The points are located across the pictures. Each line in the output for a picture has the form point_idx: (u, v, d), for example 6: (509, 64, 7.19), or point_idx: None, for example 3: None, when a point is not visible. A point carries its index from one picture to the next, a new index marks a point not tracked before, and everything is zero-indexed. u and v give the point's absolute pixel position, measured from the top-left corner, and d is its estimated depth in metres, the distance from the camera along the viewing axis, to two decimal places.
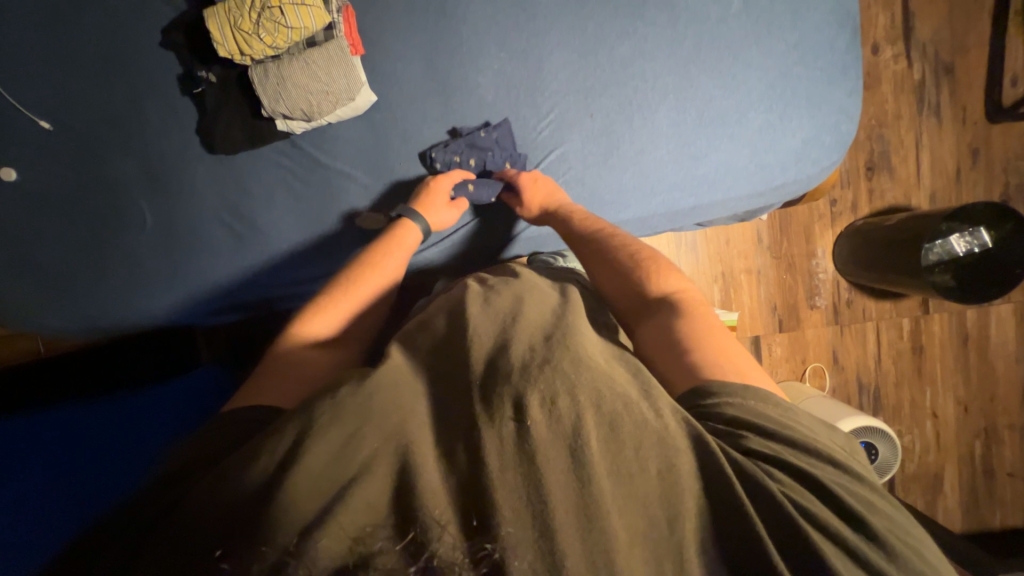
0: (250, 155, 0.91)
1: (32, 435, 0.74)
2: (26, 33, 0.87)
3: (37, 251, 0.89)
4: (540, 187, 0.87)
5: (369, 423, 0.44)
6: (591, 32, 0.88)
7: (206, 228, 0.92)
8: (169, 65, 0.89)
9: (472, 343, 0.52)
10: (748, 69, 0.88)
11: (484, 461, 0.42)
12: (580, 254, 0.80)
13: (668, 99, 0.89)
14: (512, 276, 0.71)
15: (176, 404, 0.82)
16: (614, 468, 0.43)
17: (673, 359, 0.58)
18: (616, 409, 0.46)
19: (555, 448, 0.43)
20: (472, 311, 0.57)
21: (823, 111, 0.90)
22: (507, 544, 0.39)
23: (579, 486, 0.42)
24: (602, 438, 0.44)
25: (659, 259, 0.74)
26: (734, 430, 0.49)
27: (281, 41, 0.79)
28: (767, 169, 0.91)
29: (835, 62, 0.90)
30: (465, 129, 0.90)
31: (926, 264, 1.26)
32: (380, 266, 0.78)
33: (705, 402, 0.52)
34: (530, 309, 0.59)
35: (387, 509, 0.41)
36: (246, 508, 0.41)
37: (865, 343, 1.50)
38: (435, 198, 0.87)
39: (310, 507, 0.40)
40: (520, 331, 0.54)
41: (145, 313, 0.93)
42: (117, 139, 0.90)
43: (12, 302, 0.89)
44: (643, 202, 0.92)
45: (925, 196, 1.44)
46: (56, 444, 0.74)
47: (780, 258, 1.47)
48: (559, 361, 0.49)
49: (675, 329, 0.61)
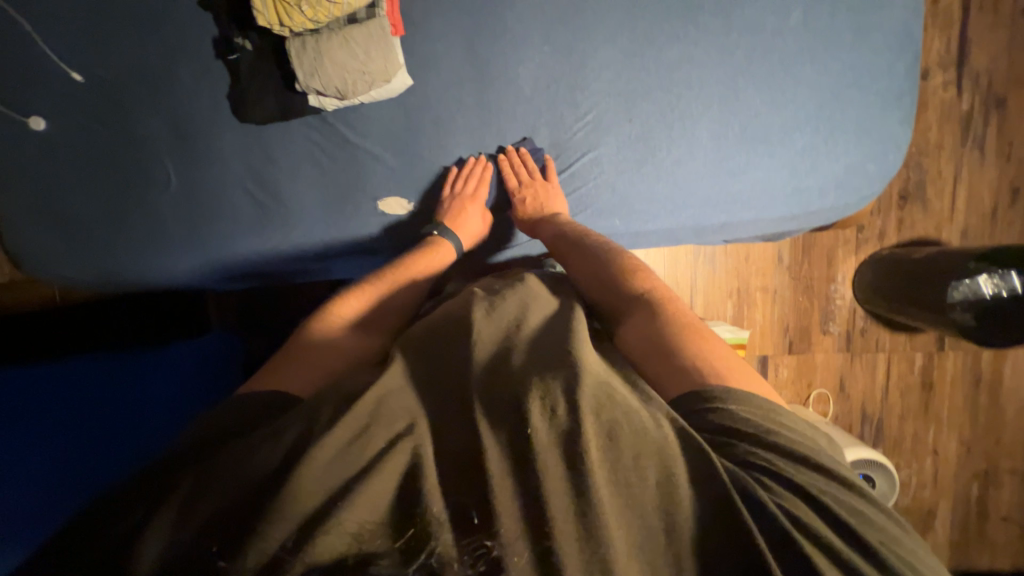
0: (277, 131, 0.92)
1: (54, 382, 0.75)
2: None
3: (59, 202, 0.91)
4: (531, 201, 0.90)
5: (379, 423, 0.46)
6: (640, 31, 0.85)
7: (230, 197, 0.93)
8: (207, 27, 0.89)
9: (476, 347, 0.53)
10: (796, 86, 0.85)
11: (486, 466, 0.42)
12: (577, 258, 0.79)
13: (711, 109, 0.86)
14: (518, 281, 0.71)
15: (191, 366, 0.85)
16: (613, 477, 0.43)
17: (660, 358, 0.58)
18: (615, 415, 0.46)
19: (556, 461, 0.42)
20: (478, 317, 0.58)
21: (869, 138, 0.87)
22: (507, 544, 0.39)
23: (576, 490, 0.41)
24: (600, 444, 0.44)
25: (634, 263, 0.75)
26: (728, 439, 0.48)
27: (321, 15, 0.78)
28: (805, 190, 0.89)
29: (891, 87, 0.86)
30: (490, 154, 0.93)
31: (949, 301, 1.21)
32: (406, 276, 0.80)
33: (701, 408, 0.51)
34: (535, 317, 0.60)
35: (387, 509, 0.41)
36: (250, 501, 0.42)
37: (874, 373, 1.48)
38: (465, 218, 0.91)
39: (312, 502, 0.40)
40: (521, 340, 0.55)
41: (163, 275, 0.94)
42: (147, 97, 0.90)
43: (33, 248, 0.91)
44: (675, 213, 0.90)
45: (957, 231, 1.41)
46: (73, 393, 0.75)
47: (799, 279, 1.45)
48: (561, 368, 0.49)
49: (654, 328, 0.61)
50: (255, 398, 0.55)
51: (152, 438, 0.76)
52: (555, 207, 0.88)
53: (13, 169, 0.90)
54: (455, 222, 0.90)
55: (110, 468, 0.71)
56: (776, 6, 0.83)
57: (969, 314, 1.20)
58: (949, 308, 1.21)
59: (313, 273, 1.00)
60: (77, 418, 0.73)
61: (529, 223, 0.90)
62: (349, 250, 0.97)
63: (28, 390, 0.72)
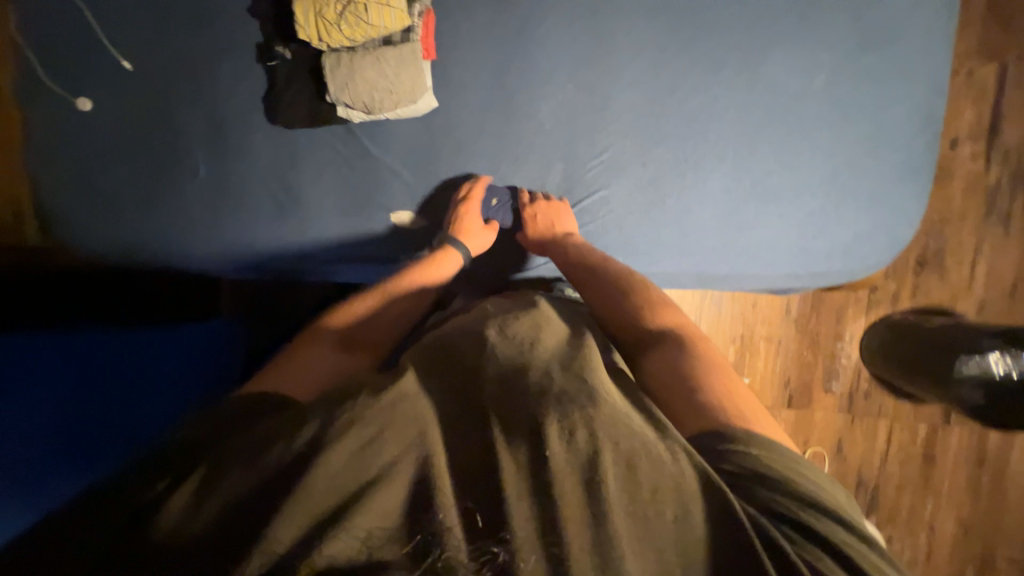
0: (303, 136, 0.95)
1: (66, 344, 0.75)
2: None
3: (91, 179, 0.96)
4: (541, 221, 0.89)
5: (391, 429, 0.46)
6: (665, 80, 0.87)
7: (251, 193, 0.96)
8: (253, 32, 0.93)
9: (489, 364, 0.53)
10: (812, 150, 0.86)
11: (502, 486, 0.44)
12: (590, 283, 0.80)
13: (725, 162, 0.87)
14: (529, 303, 0.70)
15: (194, 345, 0.83)
16: (630, 508, 0.44)
17: (683, 397, 0.58)
18: (633, 446, 0.46)
19: (571, 486, 0.44)
20: (493, 336, 0.57)
21: (879, 208, 0.87)
22: (513, 553, 0.41)
23: (592, 517, 0.43)
24: (619, 474, 0.45)
25: (654, 296, 0.77)
26: (746, 481, 0.48)
27: (358, 34, 0.82)
28: (810, 252, 0.89)
29: (908, 159, 0.86)
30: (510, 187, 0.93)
31: (957, 376, 1.19)
32: (415, 285, 0.82)
33: (720, 449, 0.51)
34: (549, 340, 0.59)
35: (399, 517, 0.42)
36: (258, 494, 0.43)
37: (874, 438, 1.47)
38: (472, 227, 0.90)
39: (323, 504, 0.42)
40: (539, 358, 0.54)
41: (179, 259, 0.98)
42: (186, 91, 0.96)
43: (63, 220, 0.96)
44: (679, 259, 0.90)
45: (970, 304, 1.40)
46: (80, 354, 0.74)
47: (805, 334, 1.45)
48: (578, 394, 0.49)
49: (678, 367, 0.62)
50: (257, 396, 0.55)
51: (152, 415, 0.74)
52: (564, 227, 0.88)
53: (56, 146, 0.95)
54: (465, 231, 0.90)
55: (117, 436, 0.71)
56: (802, 67, 0.84)
57: (978, 391, 1.18)
58: (956, 382, 1.19)
59: (320, 271, 0.99)
60: (78, 380, 0.72)
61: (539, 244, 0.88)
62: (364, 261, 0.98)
63: (42, 348, 0.73)
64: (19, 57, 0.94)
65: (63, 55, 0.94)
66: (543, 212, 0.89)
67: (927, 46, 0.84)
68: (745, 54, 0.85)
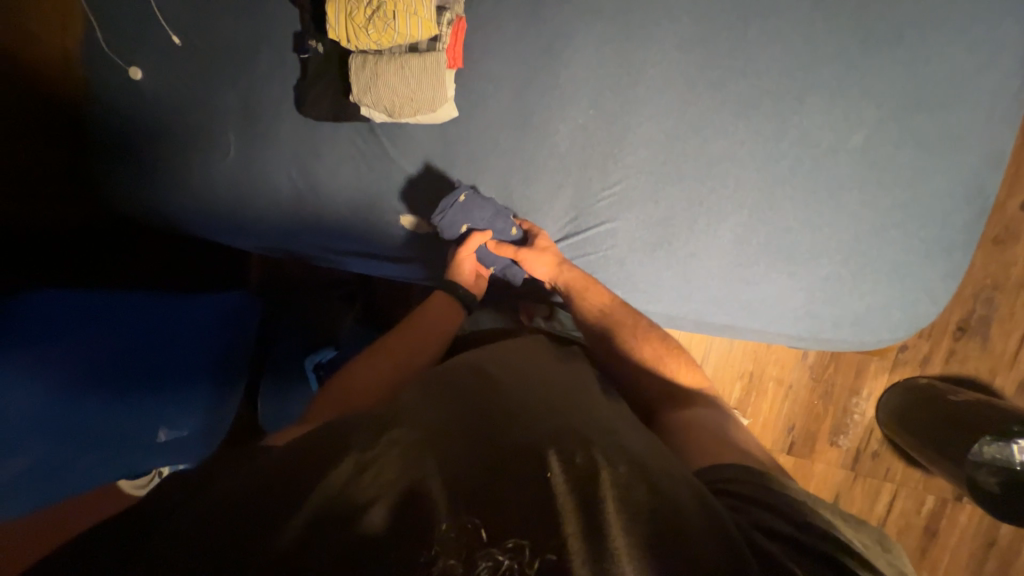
0: (326, 129, 0.99)
1: (109, 301, 0.76)
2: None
3: (137, 143, 1.04)
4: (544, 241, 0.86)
5: (391, 443, 0.46)
6: (690, 117, 0.82)
7: (276, 179, 1.02)
8: (293, 21, 0.98)
9: (488, 397, 0.55)
10: (838, 212, 0.79)
11: (505, 499, 0.42)
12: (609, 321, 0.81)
13: (741, 213, 0.82)
14: (537, 343, 0.75)
15: (213, 319, 0.83)
16: (633, 528, 0.41)
17: (693, 437, 0.63)
18: (633, 475, 0.46)
19: (577, 506, 0.41)
20: (497, 371, 0.61)
21: (906, 284, 0.79)
22: (521, 568, 0.37)
23: (597, 535, 0.39)
24: (620, 496, 0.43)
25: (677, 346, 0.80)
26: (754, 508, 0.48)
27: (386, 40, 0.80)
28: (819, 318, 0.82)
29: (941, 239, 0.78)
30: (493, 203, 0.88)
31: (974, 458, 1.15)
32: (432, 308, 0.83)
33: (728, 484, 0.52)
34: (548, 381, 0.62)
35: (396, 520, 0.39)
36: (263, 497, 0.41)
37: (875, 501, 1.40)
38: (464, 264, 0.87)
39: (324, 506, 0.40)
40: (534, 395, 0.57)
41: (203, 227, 1.05)
42: (227, 71, 1.02)
43: (108, 178, 1.05)
44: (677, 302, 0.86)
45: (1009, 381, 1.30)
46: (118, 313, 0.75)
47: (819, 382, 1.38)
48: (578, 427, 0.51)
49: (697, 416, 0.67)
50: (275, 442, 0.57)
51: (166, 390, 0.73)
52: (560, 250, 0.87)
53: (110, 112, 1.04)
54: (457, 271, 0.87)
55: (130, 406, 0.68)
56: (842, 121, 0.78)
57: (993, 477, 1.14)
58: (972, 465, 1.15)
59: (329, 262, 1.03)
60: (115, 337, 0.71)
61: (524, 258, 0.85)
62: (369, 258, 1.00)
63: (87, 301, 0.74)
64: (88, 28, 1.02)
65: (126, 31, 1.03)
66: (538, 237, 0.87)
67: (986, 114, 0.76)
68: (780, 100, 0.79)
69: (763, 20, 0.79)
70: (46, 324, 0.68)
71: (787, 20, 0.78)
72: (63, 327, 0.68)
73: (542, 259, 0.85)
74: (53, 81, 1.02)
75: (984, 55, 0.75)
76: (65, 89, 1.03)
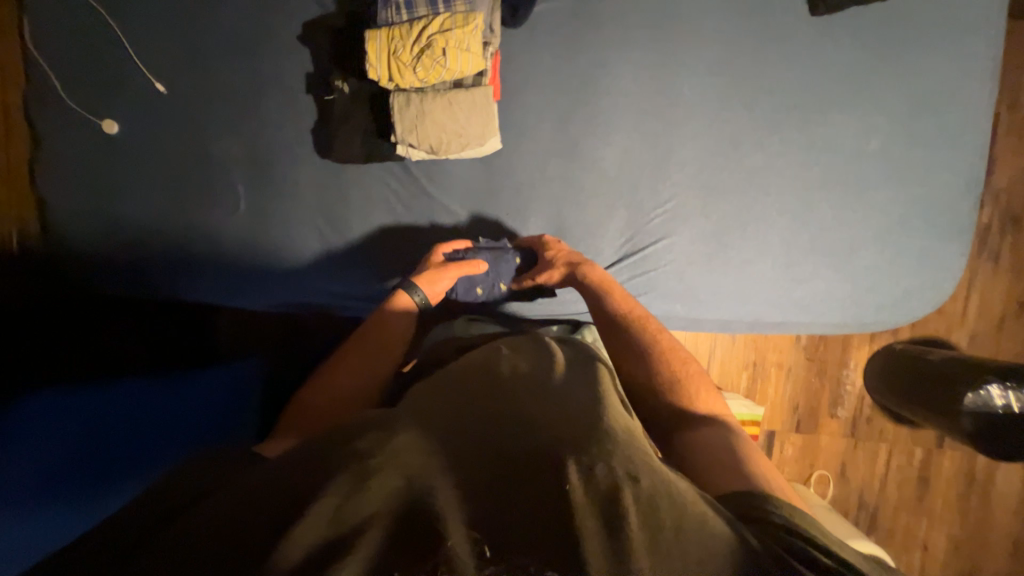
0: (351, 171, 0.92)
1: (104, 395, 0.70)
2: (175, 8, 0.90)
3: (130, 206, 0.93)
4: (559, 250, 0.87)
5: (393, 457, 0.44)
6: (728, 134, 0.88)
7: (298, 230, 0.94)
8: (304, 61, 0.91)
9: (495, 398, 0.53)
10: (869, 209, 0.88)
11: (511, 515, 0.41)
12: (607, 330, 0.78)
13: (785, 219, 0.88)
14: (536, 339, 0.72)
15: (219, 399, 0.76)
16: (646, 535, 0.40)
17: (705, 448, 0.61)
18: (653, 482, 0.44)
19: (592, 518, 0.41)
20: (503, 369, 0.59)
21: (931, 268, 0.89)
22: None
23: (611, 540, 0.39)
24: (638, 509, 0.42)
25: (689, 366, 0.73)
26: (777, 530, 0.46)
27: (432, 78, 0.78)
28: (863, 305, 0.90)
29: (953, 224, 0.88)
30: (488, 241, 0.91)
31: (954, 407, 1.17)
32: (397, 334, 0.79)
33: (747, 506, 0.50)
34: (559, 371, 0.60)
35: (399, 541, 0.38)
36: (257, 523, 0.40)
37: (875, 462, 1.53)
38: (437, 281, 0.85)
39: (322, 530, 0.39)
40: (550, 391, 0.54)
41: (215, 294, 0.95)
42: (226, 117, 0.93)
43: (102, 252, 0.93)
44: (735, 308, 0.91)
45: (964, 336, 1.38)
46: (116, 408, 0.69)
47: (813, 361, 1.49)
48: (596, 426, 0.49)
49: (707, 424, 0.65)
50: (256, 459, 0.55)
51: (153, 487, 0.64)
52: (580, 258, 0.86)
53: (100, 181, 0.93)
54: (427, 284, 0.84)
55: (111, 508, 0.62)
56: (859, 128, 0.87)
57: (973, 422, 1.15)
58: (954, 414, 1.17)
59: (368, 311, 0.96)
60: (106, 438, 0.65)
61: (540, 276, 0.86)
62: None
63: (75, 402, 0.67)
64: (58, 89, 0.91)
65: (98, 85, 0.91)
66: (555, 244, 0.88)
67: (972, 115, 0.87)
68: (804, 113, 0.87)
69: (778, 44, 0.86)
70: (50, 429, 0.63)
71: (800, 43, 0.86)
72: (46, 431, 0.63)
73: (556, 269, 0.85)
74: (34, 160, 0.92)
75: (967, 66, 0.86)
76: (43, 156, 0.92)
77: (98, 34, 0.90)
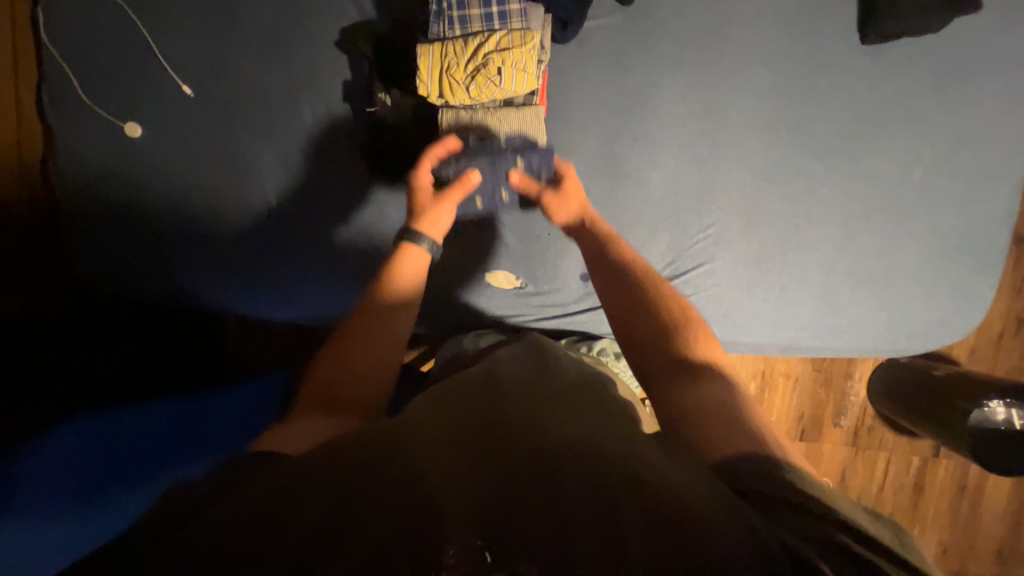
0: (383, 188, 0.89)
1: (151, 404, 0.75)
2: (205, 6, 0.86)
3: (152, 213, 0.89)
4: (568, 184, 0.80)
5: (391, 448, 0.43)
6: (773, 160, 0.87)
7: (328, 243, 0.91)
8: (340, 67, 0.87)
9: (492, 397, 0.52)
10: (908, 237, 0.89)
11: (506, 491, 0.38)
12: (609, 281, 0.75)
13: (826, 246, 0.89)
14: (536, 348, 0.70)
15: (252, 402, 0.79)
16: (645, 514, 0.37)
17: (698, 406, 0.58)
18: (653, 471, 0.42)
19: (590, 498, 0.38)
20: (503, 377, 0.58)
21: (961, 297, 0.90)
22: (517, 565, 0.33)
23: (608, 521, 0.36)
24: (636, 489, 0.39)
25: (688, 323, 0.71)
26: (778, 493, 0.44)
27: (485, 96, 0.76)
28: (895, 334, 0.92)
29: (987, 256, 0.90)
30: (489, 142, 0.80)
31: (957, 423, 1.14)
32: (398, 285, 0.74)
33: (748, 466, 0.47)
34: (560, 381, 0.59)
35: (390, 521, 0.36)
36: (256, 504, 0.39)
37: (873, 472, 1.42)
38: (438, 219, 0.79)
39: (317, 513, 0.37)
40: (548, 394, 0.53)
41: (242, 305, 0.93)
42: (256, 120, 0.89)
43: (123, 260, 0.89)
44: (771, 332, 0.91)
45: (965, 352, 1.31)
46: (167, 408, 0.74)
47: (819, 371, 1.38)
48: (593, 428, 0.47)
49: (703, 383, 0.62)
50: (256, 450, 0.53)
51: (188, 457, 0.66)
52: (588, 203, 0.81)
53: (118, 184, 0.88)
54: (426, 221, 0.78)
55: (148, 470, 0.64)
56: (902, 159, 0.87)
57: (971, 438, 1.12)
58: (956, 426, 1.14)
59: None
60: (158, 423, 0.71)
61: (546, 202, 0.80)
62: (446, 318, 0.94)
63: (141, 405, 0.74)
64: (78, 89, 0.87)
65: (121, 85, 0.87)
66: (569, 178, 0.81)
67: (1011, 149, 0.88)
68: (849, 140, 0.87)
69: (827, 70, 0.86)
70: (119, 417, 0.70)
71: (850, 71, 0.86)
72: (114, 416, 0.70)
73: (566, 208, 0.80)
74: (52, 163, 0.88)
75: (1009, 100, 0.87)
76: (62, 159, 0.88)
77: (125, 32, 0.86)
